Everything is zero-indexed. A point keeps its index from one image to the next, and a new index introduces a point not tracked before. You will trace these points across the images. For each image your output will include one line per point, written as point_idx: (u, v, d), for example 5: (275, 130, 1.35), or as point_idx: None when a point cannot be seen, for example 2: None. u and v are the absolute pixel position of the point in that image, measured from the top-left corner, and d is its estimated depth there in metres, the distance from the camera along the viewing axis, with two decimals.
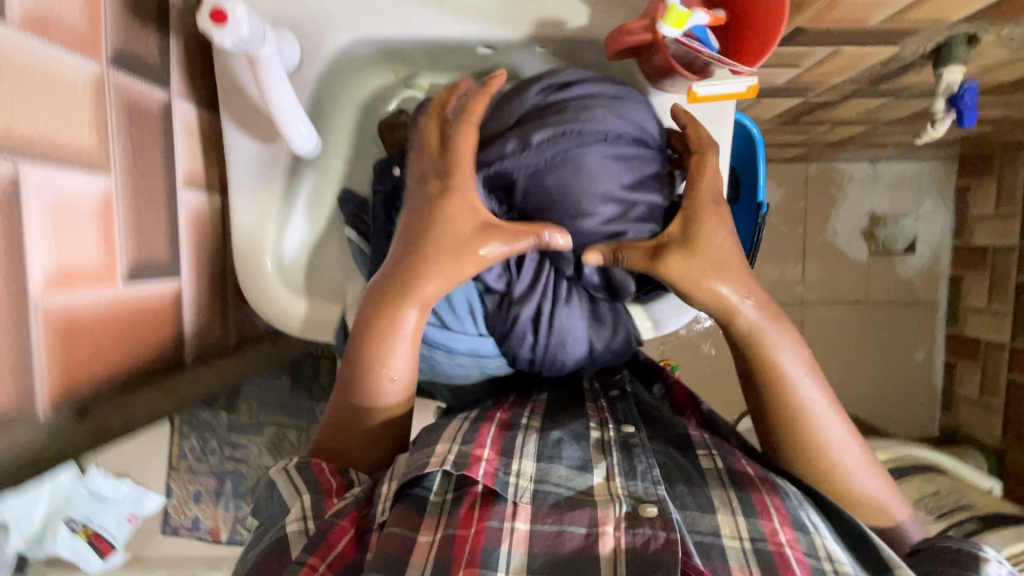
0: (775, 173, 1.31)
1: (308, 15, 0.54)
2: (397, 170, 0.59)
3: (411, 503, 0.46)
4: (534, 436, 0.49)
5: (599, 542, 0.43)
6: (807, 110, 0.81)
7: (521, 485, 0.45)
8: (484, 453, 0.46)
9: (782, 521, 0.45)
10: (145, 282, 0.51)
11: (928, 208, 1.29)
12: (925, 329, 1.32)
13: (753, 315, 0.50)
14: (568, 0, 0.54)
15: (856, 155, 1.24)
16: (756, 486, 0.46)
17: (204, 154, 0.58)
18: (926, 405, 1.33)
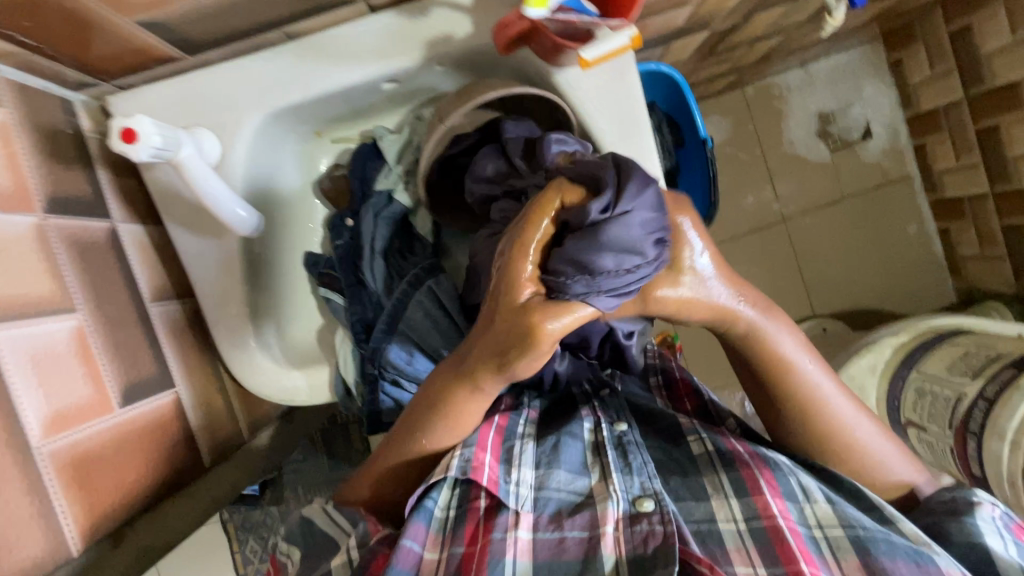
0: (715, 106, 1.33)
1: (218, 109, 0.59)
2: (350, 220, 0.68)
3: (425, 519, 0.58)
4: (530, 445, 0.63)
5: (604, 537, 0.55)
6: (720, 38, 0.83)
7: (522, 494, 0.58)
8: (486, 457, 0.58)
9: (772, 490, 0.58)
10: (142, 400, 0.56)
11: (871, 90, 1.31)
12: (908, 204, 1.33)
13: (752, 315, 0.57)
14: (448, 15, 0.56)
15: (786, 65, 1.26)
16: (745, 465, 0.60)
17: (161, 265, 0.64)
18: (935, 276, 1.32)
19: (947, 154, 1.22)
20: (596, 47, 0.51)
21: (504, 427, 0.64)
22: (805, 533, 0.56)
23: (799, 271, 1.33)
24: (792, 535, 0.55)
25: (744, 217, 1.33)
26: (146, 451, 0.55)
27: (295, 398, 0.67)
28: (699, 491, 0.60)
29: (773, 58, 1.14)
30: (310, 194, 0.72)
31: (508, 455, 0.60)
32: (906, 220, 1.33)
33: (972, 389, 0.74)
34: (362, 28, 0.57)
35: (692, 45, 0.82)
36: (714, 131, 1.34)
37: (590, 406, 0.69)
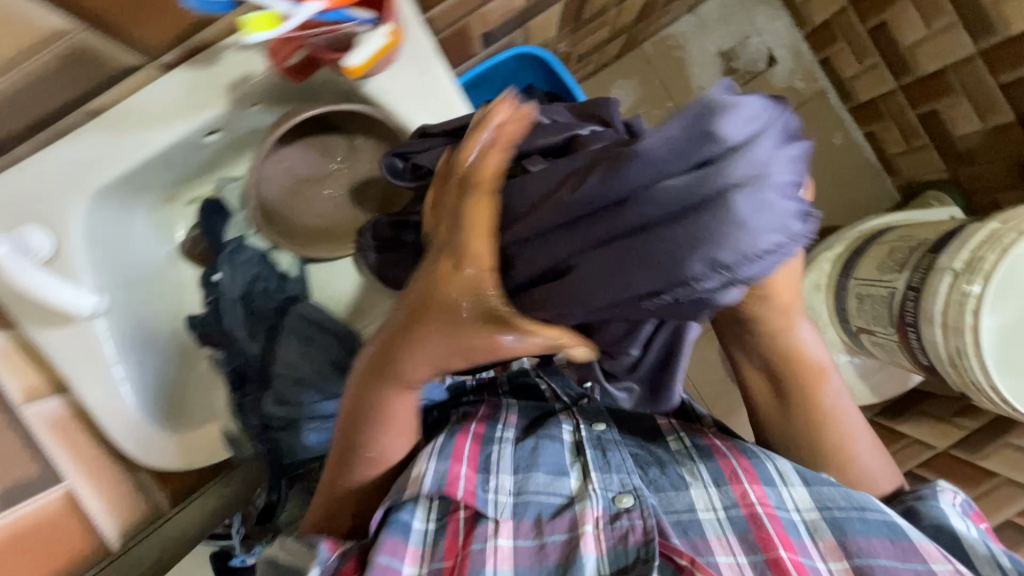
0: (618, 71, 1.34)
1: (40, 205, 0.65)
2: (215, 276, 0.79)
3: (402, 533, 0.60)
4: (508, 447, 0.68)
5: (586, 533, 0.59)
6: (579, 5, 0.83)
7: (499, 502, 0.62)
8: (463, 470, 0.62)
9: (750, 479, 0.65)
10: (19, 506, 0.66)
11: (764, 18, 1.32)
12: (830, 117, 1.33)
13: (806, 334, 0.61)
14: (245, 57, 0.64)
15: (674, 14, 1.27)
16: (722, 457, 0.68)
17: (36, 365, 0.70)
18: (874, 179, 1.33)
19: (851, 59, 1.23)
20: (358, 53, 0.60)
21: (482, 434, 0.68)
22: (784, 518, 0.62)
23: None
24: (769, 520, 0.61)
25: None
26: (25, 554, 0.66)
27: (170, 464, 0.73)
28: (680, 483, 0.67)
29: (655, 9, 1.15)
30: (178, 266, 0.84)
31: (486, 462, 0.64)
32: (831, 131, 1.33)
33: (901, 281, 0.74)
34: (154, 89, 0.64)
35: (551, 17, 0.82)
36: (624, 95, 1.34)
37: (568, 412, 0.76)
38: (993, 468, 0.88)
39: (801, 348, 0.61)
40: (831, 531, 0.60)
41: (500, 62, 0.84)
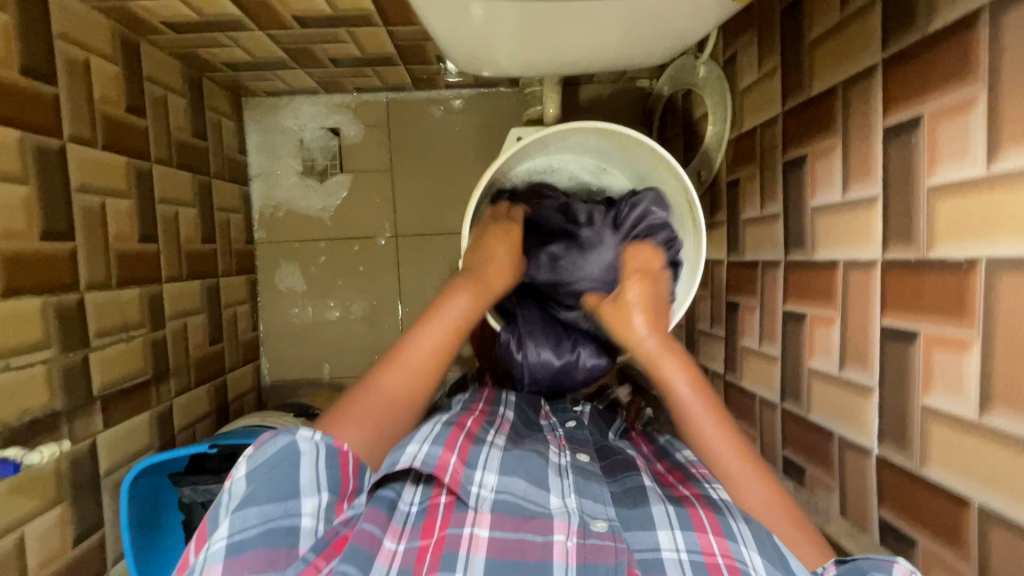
0: (265, 267, 1.33)
1: None
2: None
3: (386, 508, 0.58)
4: (494, 454, 0.64)
5: (553, 546, 0.54)
6: (129, 385, 0.86)
7: (483, 498, 0.59)
8: (451, 459, 0.60)
9: (713, 527, 0.57)
10: None
11: (294, 117, 1.31)
12: (415, 109, 1.32)
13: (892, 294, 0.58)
14: None
15: (239, 204, 1.25)
16: (690, 505, 0.60)
17: None
18: (492, 104, 1.32)
19: (367, 79, 1.21)
20: None
21: (475, 433, 0.66)
22: (743, 565, 0.53)
23: (448, 233, 1.34)
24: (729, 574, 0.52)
25: (382, 270, 1.34)
26: None
27: None
28: (648, 522, 0.59)
29: (215, 245, 1.15)
30: None
31: (472, 458, 0.62)
32: (425, 115, 1.32)
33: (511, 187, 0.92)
34: None
35: (133, 419, 0.87)
36: (291, 275, 1.34)
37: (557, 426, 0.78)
38: (747, 256, 0.88)
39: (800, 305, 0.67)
40: None
41: (137, 489, 0.82)
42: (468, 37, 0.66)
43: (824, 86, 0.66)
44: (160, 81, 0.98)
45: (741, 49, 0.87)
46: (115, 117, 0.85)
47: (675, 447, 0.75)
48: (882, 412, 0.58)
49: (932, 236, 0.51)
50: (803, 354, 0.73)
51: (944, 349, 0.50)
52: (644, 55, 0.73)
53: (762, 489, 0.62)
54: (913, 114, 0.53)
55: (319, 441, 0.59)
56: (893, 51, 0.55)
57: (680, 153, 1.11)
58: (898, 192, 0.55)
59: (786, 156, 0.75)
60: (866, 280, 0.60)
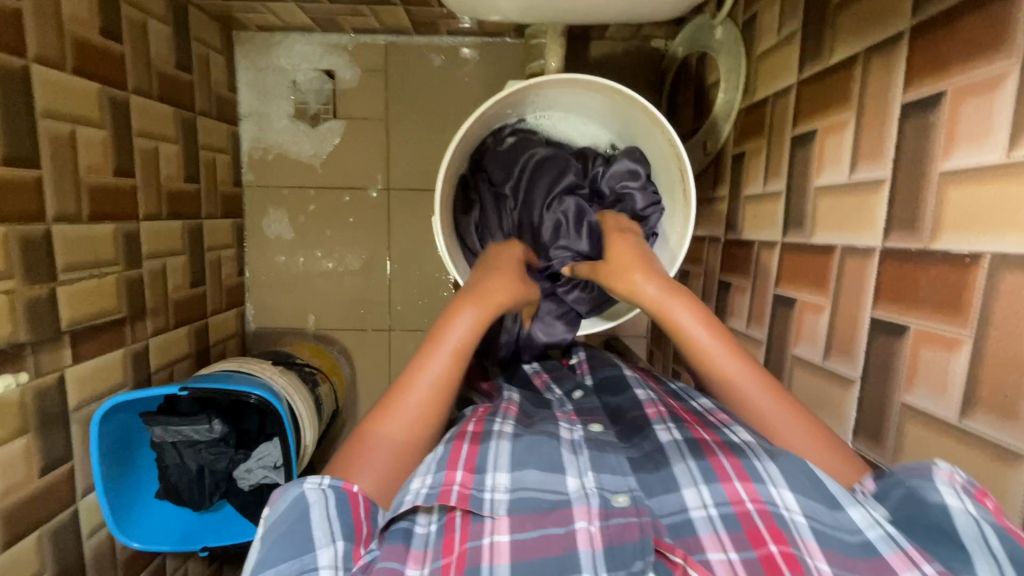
0: (253, 213, 1.30)
1: None
2: None
3: (403, 538, 0.52)
4: (503, 442, 0.59)
5: (576, 535, 0.51)
6: (102, 324, 0.85)
7: (497, 501, 0.54)
8: (456, 472, 0.54)
9: (737, 474, 0.53)
10: None
11: (287, 56, 1.24)
12: (414, 56, 1.25)
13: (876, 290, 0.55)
14: None
15: (227, 143, 1.21)
16: (711, 451, 0.56)
17: None
18: (495, 57, 1.25)
19: (364, 19, 1.14)
20: None
21: (480, 431, 0.61)
22: (774, 511, 0.50)
23: None
24: (763, 523, 0.49)
25: (373, 224, 1.31)
26: None
27: None
28: (671, 484, 0.55)
29: (199, 185, 1.11)
30: None
31: (481, 460, 0.56)
32: (425, 63, 1.25)
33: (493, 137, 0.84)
34: None
35: (107, 355, 0.86)
36: (279, 221, 1.30)
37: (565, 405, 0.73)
38: (744, 235, 0.84)
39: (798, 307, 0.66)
40: (813, 536, 0.48)
41: (106, 426, 0.81)
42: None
43: (843, 56, 0.60)
44: (140, 5, 0.92)
45: (762, 10, 0.81)
46: (88, 40, 0.80)
47: (692, 400, 0.72)
48: (861, 406, 0.56)
49: (936, 226, 0.47)
50: (788, 340, 0.70)
51: (932, 346, 0.47)
52: (653, 9, 0.67)
53: (803, 432, 0.57)
54: (935, 91, 0.48)
55: (327, 485, 0.55)
56: (922, 18, 0.50)
57: (688, 121, 1.06)
58: (907, 176, 0.51)
59: (795, 130, 0.70)
60: (861, 267, 0.57)
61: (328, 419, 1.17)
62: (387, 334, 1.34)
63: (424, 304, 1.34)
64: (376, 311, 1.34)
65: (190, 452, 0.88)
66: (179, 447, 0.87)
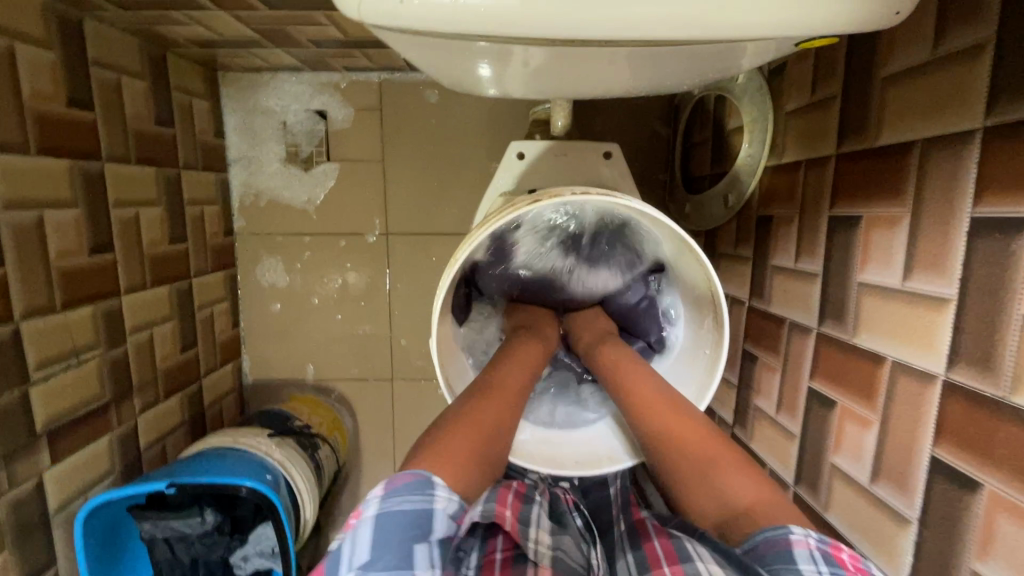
0: (245, 260, 1.24)
1: None
2: None
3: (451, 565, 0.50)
4: (538, 508, 0.68)
5: None
6: (85, 414, 0.80)
7: (540, 551, 0.59)
8: (507, 510, 0.62)
9: (664, 555, 0.57)
10: None
11: (277, 96, 1.17)
12: (409, 93, 1.18)
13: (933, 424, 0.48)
14: None
15: (215, 193, 1.14)
16: (648, 544, 0.61)
17: None
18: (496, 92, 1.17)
19: (356, 60, 1.07)
20: None
21: (523, 492, 0.69)
22: None
23: (442, 233, 1.23)
24: None
25: (371, 270, 1.24)
26: None
27: None
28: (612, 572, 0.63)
29: (187, 243, 1.05)
30: None
31: (525, 516, 0.64)
32: (421, 100, 1.18)
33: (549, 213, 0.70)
34: None
35: (90, 447, 0.80)
36: (274, 269, 1.24)
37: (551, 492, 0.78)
38: (773, 308, 0.76)
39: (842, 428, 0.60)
40: None
41: (89, 525, 0.76)
42: (463, 72, 0.54)
43: (895, 141, 0.53)
44: (112, 63, 0.85)
45: (792, 63, 0.72)
46: (53, 114, 0.74)
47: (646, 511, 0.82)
48: (918, 552, 0.49)
49: (1019, 376, 0.40)
50: (827, 445, 0.63)
51: (1013, 517, 0.40)
52: (673, 86, 0.60)
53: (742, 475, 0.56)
54: (1017, 214, 0.40)
55: (447, 501, 0.51)
56: (997, 121, 0.42)
57: (705, 166, 0.97)
58: (979, 304, 0.43)
59: (833, 210, 0.62)
60: (918, 392, 0.50)
61: (329, 482, 1.12)
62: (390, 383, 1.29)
63: (427, 351, 1.27)
64: (377, 359, 1.28)
65: (180, 546, 0.83)
66: (169, 542, 0.82)
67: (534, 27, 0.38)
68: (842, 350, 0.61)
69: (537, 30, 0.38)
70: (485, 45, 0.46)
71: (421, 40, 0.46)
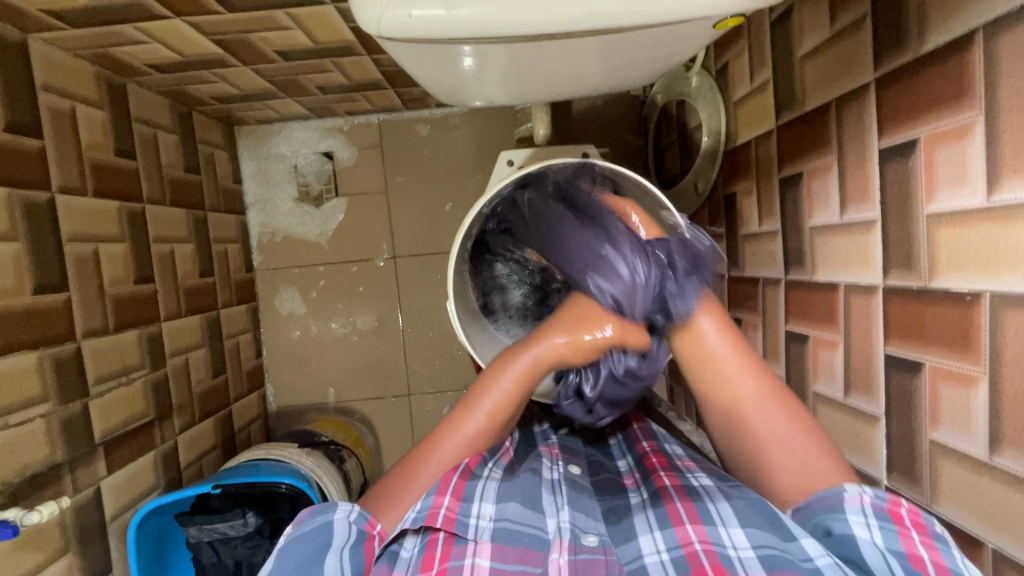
0: (265, 294, 1.33)
1: None
2: None
3: (389, 559, 0.59)
4: (489, 483, 0.65)
5: (548, 565, 0.55)
6: (134, 430, 0.86)
7: (481, 528, 0.60)
8: (444, 501, 0.60)
9: (689, 516, 0.59)
10: None
11: (287, 142, 1.31)
12: (405, 130, 1.31)
13: (881, 325, 0.56)
14: None
15: (236, 233, 1.25)
16: (669, 499, 0.63)
17: None
18: (483, 121, 1.31)
19: (357, 104, 1.21)
20: None
21: (471, 468, 0.66)
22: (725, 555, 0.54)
23: (445, 252, 1.33)
24: (709, 557, 0.54)
25: (381, 292, 1.33)
26: None
27: None
28: (630, 533, 0.62)
29: (214, 277, 1.15)
30: None
31: (467, 492, 0.63)
32: (415, 135, 1.31)
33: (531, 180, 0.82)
34: None
35: (138, 461, 0.87)
36: (292, 299, 1.33)
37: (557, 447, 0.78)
38: (748, 272, 0.86)
39: (818, 354, 0.68)
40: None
41: (141, 531, 0.81)
42: (443, 74, 0.64)
43: (816, 104, 0.64)
44: (148, 120, 0.98)
45: (732, 61, 0.85)
46: (104, 163, 0.85)
47: (618, 455, 0.82)
48: (889, 442, 0.56)
49: (932, 265, 0.49)
50: (807, 376, 0.71)
51: (950, 383, 0.48)
52: (630, 80, 0.71)
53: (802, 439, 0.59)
54: (910, 139, 0.50)
55: (351, 519, 0.61)
56: (884, 71, 0.53)
57: (675, 163, 1.09)
58: (896, 217, 0.53)
59: (782, 173, 0.73)
60: (867, 304, 0.58)
61: (357, 494, 1.17)
62: (407, 399, 1.35)
63: (440, 365, 1.35)
64: (393, 377, 1.35)
65: (225, 548, 0.88)
66: (214, 544, 0.88)
67: (511, 27, 0.49)
68: (805, 292, 0.70)
69: (511, 30, 0.49)
70: (467, 49, 0.57)
71: (414, 48, 0.56)
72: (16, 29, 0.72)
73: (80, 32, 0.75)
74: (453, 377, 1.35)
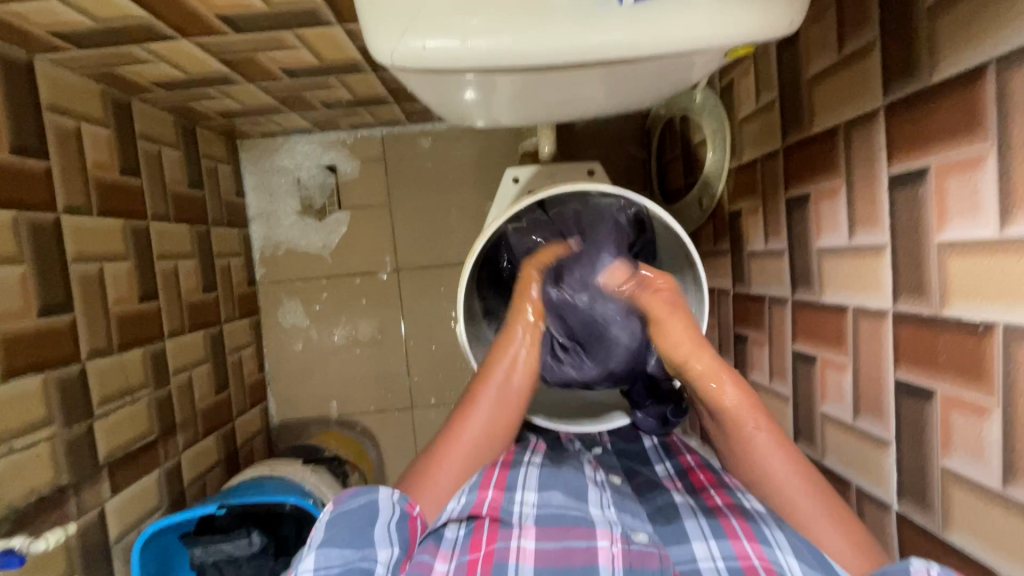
0: (267, 307, 1.33)
1: None
2: None
3: (435, 539, 0.58)
4: (530, 474, 0.65)
5: (597, 551, 0.54)
6: (138, 450, 0.86)
7: (526, 514, 0.59)
8: (489, 492, 0.60)
9: (745, 531, 0.58)
10: None
11: (290, 155, 1.31)
12: (408, 143, 1.31)
13: (892, 350, 0.56)
14: None
15: (238, 247, 1.25)
16: (722, 515, 0.62)
17: None
18: (485, 134, 1.31)
19: (361, 118, 1.21)
20: None
21: (510, 460, 0.68)
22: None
23: (448, 264, 1.33)
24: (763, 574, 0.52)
25: (384, 304, 1.33)
26: None
27: None
28: (682, 536, 0.60)
29: (217, 292, 1.15)
30: None
31: (511, 482, 0.63)
32: (418, 147, 1.31)
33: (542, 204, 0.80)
34: None
35: (142, 481, 0.86)
36: (295, 311, 1.33)
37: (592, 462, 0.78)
38: (754, 289, 0.86)
39: (827, 376, 0.68)
40: None
41: (146, 550, 0.81)
42: (451, 100, 0.64)
43: (824, 128, 0.64)
44: (152, 136, 0.98)
45: (737, 79, 0.86)
46: (109, 181, 0.85)
47: (656, 462, 0.82)
48: (900, 467, 0.56)
49: (944, 293, 0.49)
50: (815, 397, 0.71)
51: (963, 412, 0.48)
52: (637, 103, 0.72)
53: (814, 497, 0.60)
54: (920, 167, 0.51)
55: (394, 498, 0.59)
56: (894, 99, 0.53)
57: (679, 177, 1.09)
58: (907, 244, 0.53)
59: (789, 193, 0.73)
60: (876, 329, 0.58)
61: None
62: (410, 412, 1.35)
63: (443, 377, 1.34)
64: (396, 389, 1.34)
65: (230, 569, 0.87)
66: (218, 565, 0.86)
67: (522, 58, 0.50)
68: (813, 313, 0.70)
69: (521, 60, 0.49)
70: (474, 78, 0.57)
71: (425, 77, 0.56)
72: (22, 50, 0.72)
73: (86, 52, 0.74)
74: (456, 390, 1.35)
